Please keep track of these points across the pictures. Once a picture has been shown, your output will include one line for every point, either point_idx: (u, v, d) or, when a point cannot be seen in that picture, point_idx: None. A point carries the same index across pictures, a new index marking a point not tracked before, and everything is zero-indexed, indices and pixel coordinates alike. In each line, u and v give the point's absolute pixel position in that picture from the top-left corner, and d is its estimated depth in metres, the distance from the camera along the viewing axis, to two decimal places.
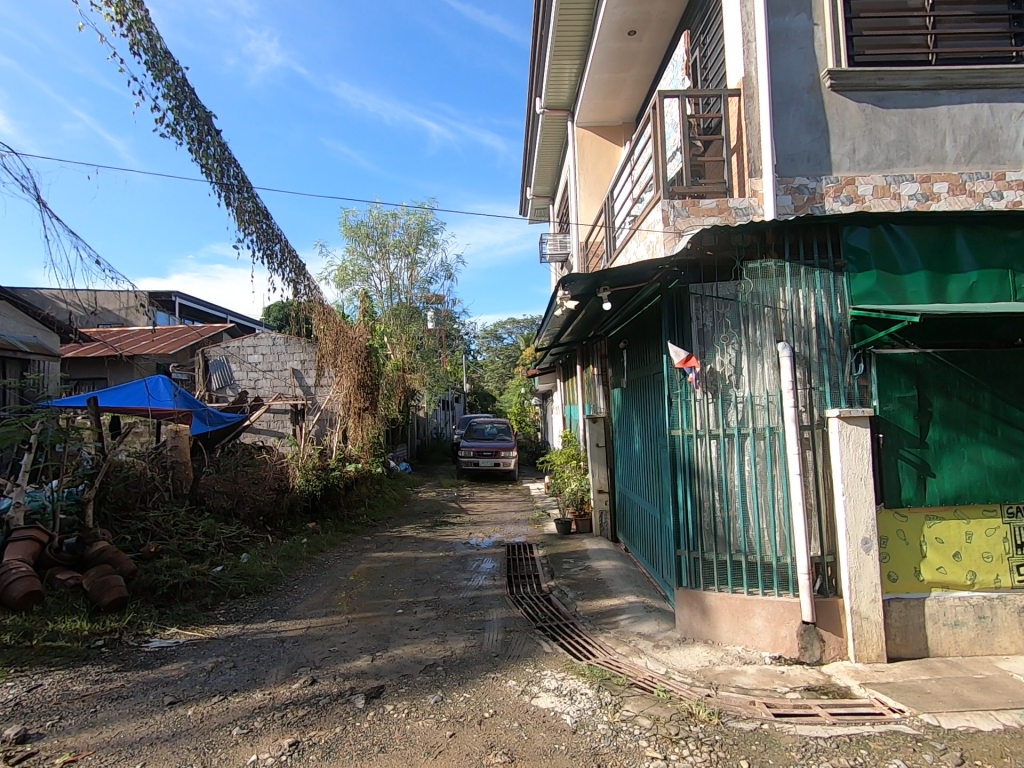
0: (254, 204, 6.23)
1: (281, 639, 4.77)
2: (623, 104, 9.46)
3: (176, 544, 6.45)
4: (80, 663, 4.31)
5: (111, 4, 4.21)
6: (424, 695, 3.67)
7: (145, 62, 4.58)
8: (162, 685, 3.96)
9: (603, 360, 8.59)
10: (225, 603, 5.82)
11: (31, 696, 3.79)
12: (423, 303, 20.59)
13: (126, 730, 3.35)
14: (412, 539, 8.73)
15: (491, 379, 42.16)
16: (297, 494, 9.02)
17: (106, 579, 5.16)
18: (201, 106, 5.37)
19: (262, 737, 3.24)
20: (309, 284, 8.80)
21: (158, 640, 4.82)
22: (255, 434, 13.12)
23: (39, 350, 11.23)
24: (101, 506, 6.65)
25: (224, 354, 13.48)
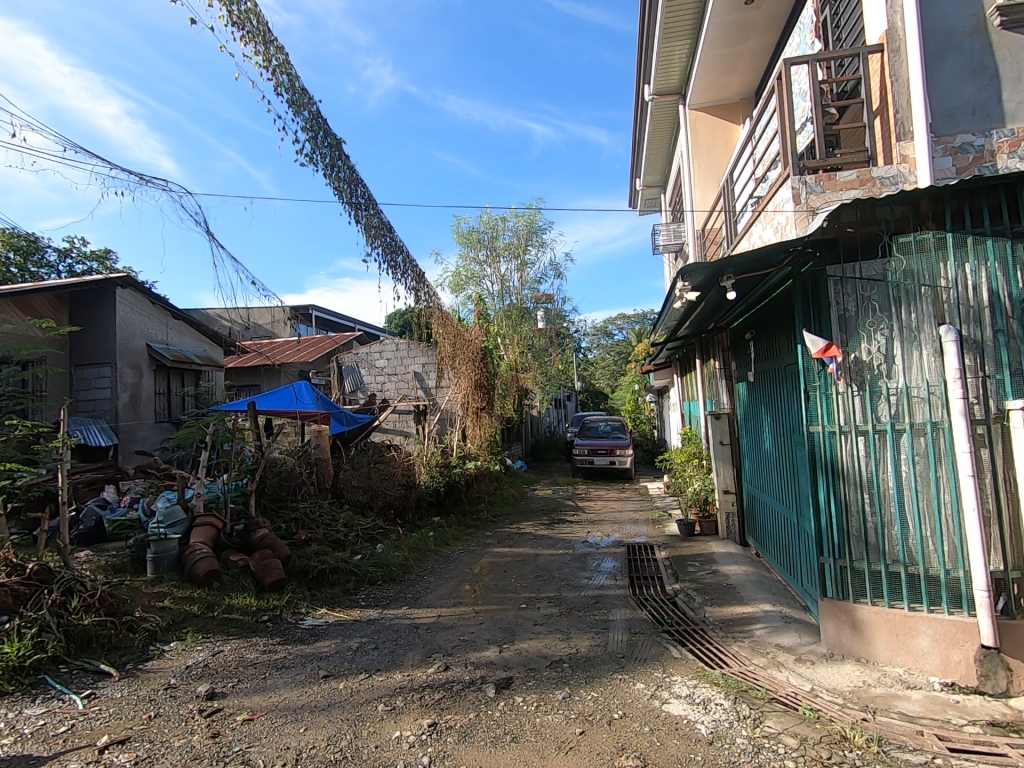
0: (378, 220, 6.71)
1: (415, 625, 5.08)
2: (740, 79, 8.87)
3: (322, 534, 7.13)
4: (251, 635, 4.92)
5: (258, 54, 4.75)
6: (552, 691, 3.71)
7: (286, 100, 5.11)
8: (317, 660, 4.41)
9: (725, 352, 8.11)
10: (365, 588, 6.32)
11: (215, 659, 4.40)
12: (533, 303, 20.83)
13: (289, 696, 3.77)
14: (531, 535, 8.88)
15: (602, 377, 41.60)
16: (424, 489, 9.57)
17: (268, 562, 5.88)
18: (332, 134, 5.86)
19: (404, 715, 3.47)
20: (428, 291, 9.29)
21: (312, 619, 5.37)
22: (383, 434, 14.11)
23: (208, 362, 13.02)
24: (261, 498, 7.57)
25: (355, 360, 14.66)
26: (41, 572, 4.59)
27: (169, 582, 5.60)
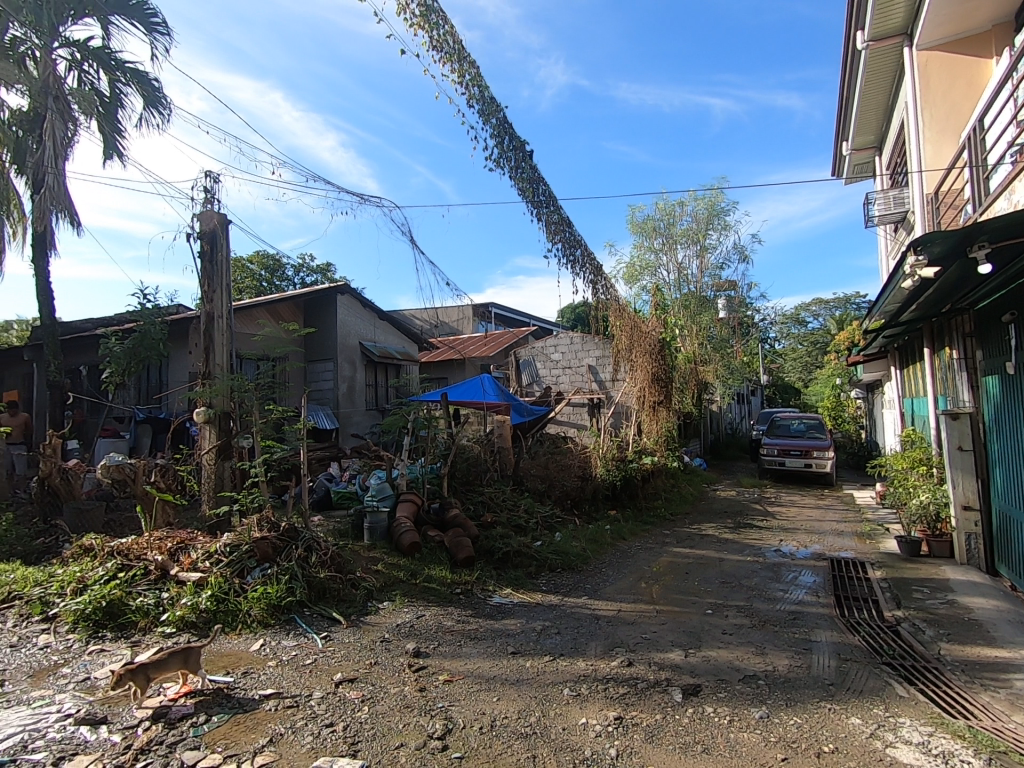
0: (558, 217, 6.86)
1: (596, 616, 5.12)
2: (992, 4, 6.99)
3: (505, 518, 7.56)
4: (447, 604, 5.42)
5: (455, 72, 5.14)
6: (747, 707, 3.45)
7: (478, 111, 5.46)
8: (505, 636, 4.68)
9: (967, 339, 6.68)
10: (546, 573, 6.55)
11: (419, 622, 4.95)
12: (714, 291, 19.47)
13: (482, 666, 4.07)
14: (714, 538, 8.35)
15: (792, 370, 37.32)
16: (600, 482, 9.58)
17: (460, 539, 6.43)
18: (517, 137, 6.10)
19: (590, 704, 3.51)
20: (604, 283, 9.25)
21: (499, 597, 5.72)
22: (558, 425, 14.44)
23: (406, 357, 14.61)
24: (452, 481, 8.28)
25: (531, 354, 15.21)
26: (290, 530, 5.60)
27: (381, 549, 6.44)
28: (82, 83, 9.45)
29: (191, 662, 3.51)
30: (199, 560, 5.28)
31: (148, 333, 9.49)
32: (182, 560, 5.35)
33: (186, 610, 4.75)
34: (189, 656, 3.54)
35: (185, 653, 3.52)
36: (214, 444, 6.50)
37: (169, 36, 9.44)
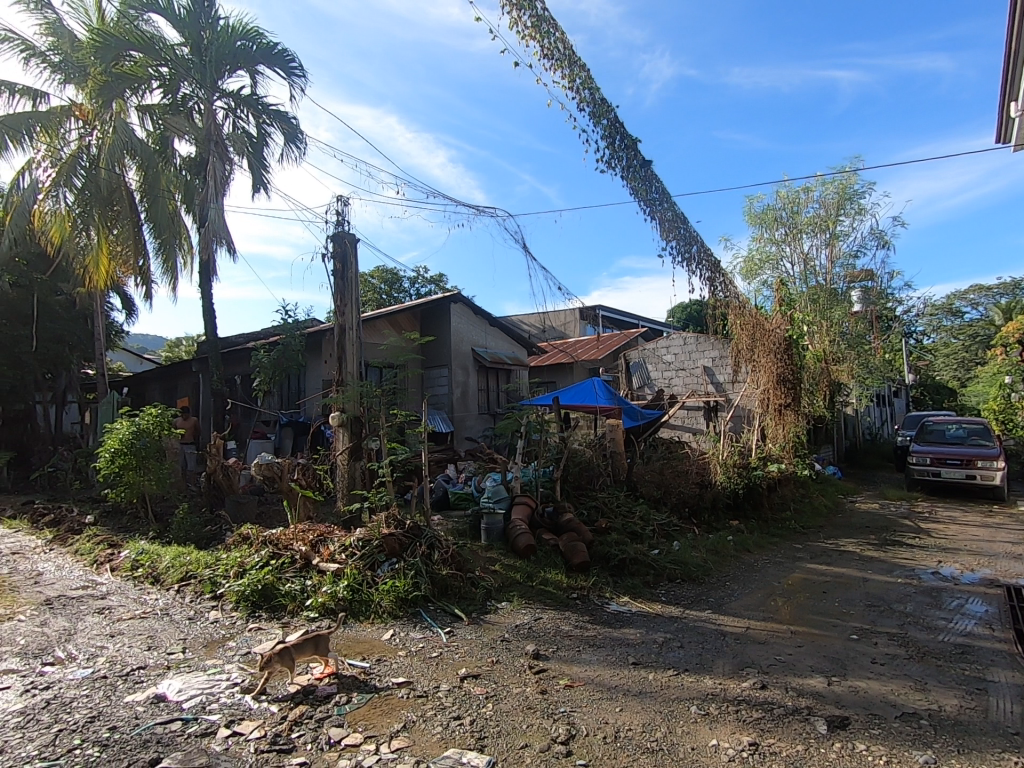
0: (673, 214, 6.62)
1: (722, 633, 4.84)
2: None
3: (620, 524, 7.41)
4: (564, 608, 5.41)
5: (566, 77, 5.16)
6: (908, 749, 3.06)
7: (589, 113, 5.44)
8: (625, 645, 4.58)
9: None
10: (665, 583, 6.31)
11: (537, 624, 4.99)
12: (847, 282, 17.65)
13: (603, 674, 4.01)
14: (855, 555, 7.55)
15: (945, 368, 32.78)
16: (720, 489, 9.07)
17: (575, 545, 6.40)
18: (628, 136, 5.99)
19: (720, 725, 3.32)
20: (723, 280, 8.76)
21: (616, 604, 5.61)
22: (671, 430, 13.90)
23: (516, 362, 14.89)
24: (565, 485, 8.27)
25: (642, 356, 14.79)
26: (414, 528, 5.93)
27: (497, 550, 6.60)
28: (236, 127, 10.79)
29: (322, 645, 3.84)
30: (336, 552, 5.75)
31: (288, 345, 10.70)
32: (322, 551, 5.86)
33: (327, 598, 5.20)
34: (321, 641, 3.89)
35: (316, 639, 3.86)
36: (346, 446, 7.04)
37: (305, 77, 10.50)
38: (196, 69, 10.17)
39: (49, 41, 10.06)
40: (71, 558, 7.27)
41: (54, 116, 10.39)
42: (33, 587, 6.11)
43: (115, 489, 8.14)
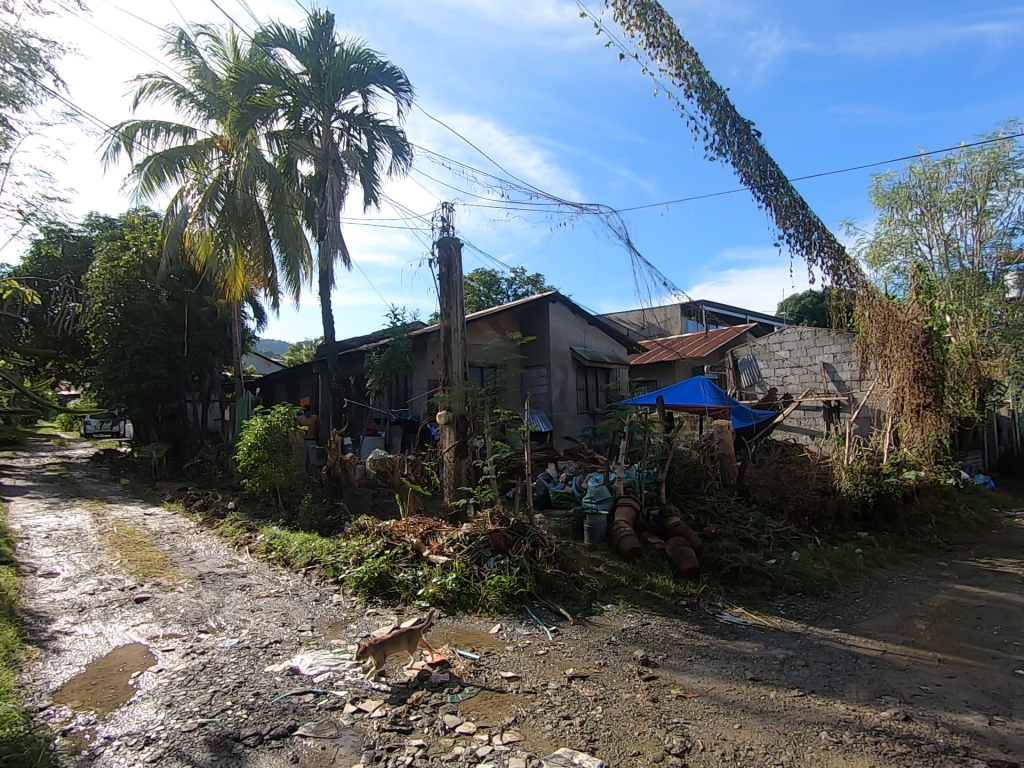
0: (791, 199, 6.15)
1: (854, 654, 4.41)
2: None
3: (732, 530, 7.01)
4: (673, 615, 5.22)
5: (673, 65, 4.98)
6: None
7: (697, 99, 5.20)
8: (742, 659, 4.32)
9: None
10: (784, 596, 5.89)
11: (645, 629, 4.86)
12: (1000, 265, 15.41)
13: (719, 688, 3.81)
14: (1016, 578, 6.56)
15: None
16: (845, 497, 8.30)
17: (683, 549, 6.18)
18: (741, 119, 5.64)
19: (856, 756, 3.03)
20: (848, 267, 8.00)
21: (730, 615, 5.32)
22: (786, 431, 12.95)
23: (617, 361, 14.61)
24: (671, 487, 8.00)
25: (752, 353, 13.91)
26: (519, 525, 6.00)
27: (601, 551, 6.53)
28: (350, 145, 11.59)
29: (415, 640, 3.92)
30: (445, 545, 5.98)
31: (398, 347, 11.26)
32: (431, 544, 6.12)
33: (437, 588, 5.42)
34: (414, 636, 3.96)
35: (410, 634, 3.94)
36: (453, 443, 7.30)
37: (411, 92, 11.06)
38: (316, 94, 11.06)
39: (196, 83, 11.39)
40: (218, 539, 8.21)
41: (200, 149, 11.75)
42: (189, 563, 6.98)
43: (251, 479, 9.07)
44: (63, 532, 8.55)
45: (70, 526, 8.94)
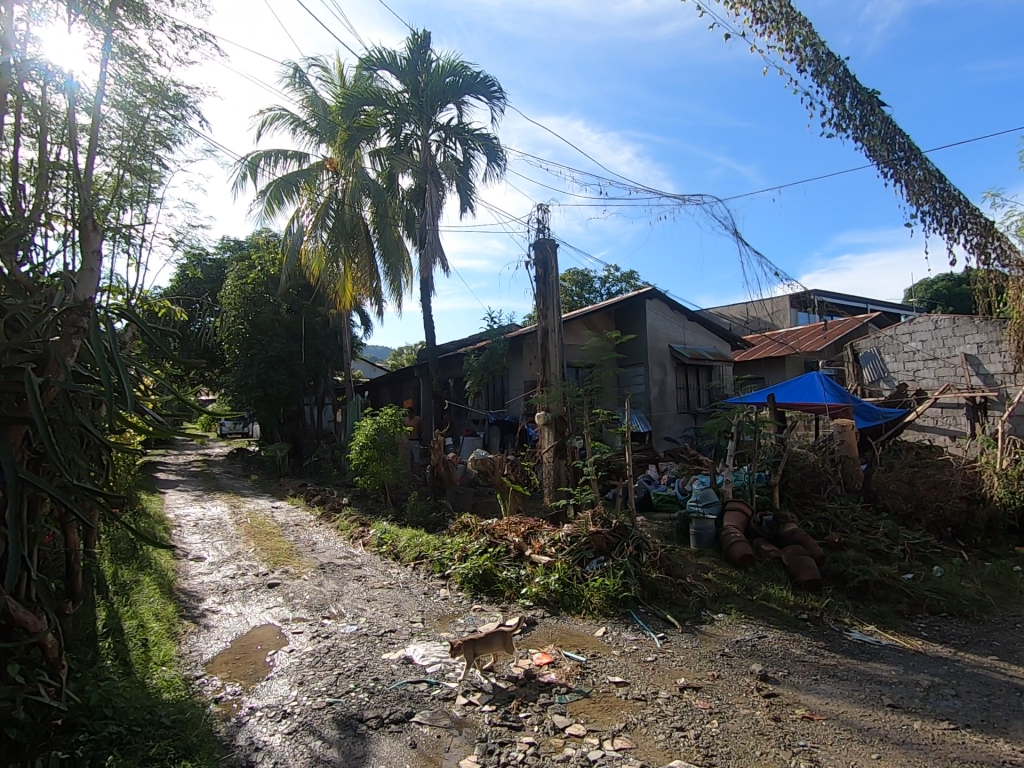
0: (925, 172, 5.50)
1: (1018, 688, 3.85)
2: None
3: (858, 540, 6.41)
4: (793, 629, 4.86)
5: (783, 39, 4.64)
6: None
7: (812, 73, 4.81)
8: (876, 682, 3.93)
9: None
10: (924, 616, 5.27)
11: (762, 642, 4.56)
12: None
13: (851, 712, 3.48)
14: None
15: None
16: (998, 507, 7.29)
17: (802, 559, 5.75)
18: (864, 89, 5.14)
19: None
20: (997, 244, 7.02)
21: (860, 633, 4.85)
22: (919, 432, 11.61)
23: (720, 358, 13.90)
24: (785, 492, 7.47)
25: (876, 345, 12.64)
26: (621, 527, 5.87)
27: (709, 557, 6.23)
28: (446, 156, 12.02)
29: (509, 644, 3.92)
30: (546, 545, 6.00)
31: (495, 350, 11.48)
32: (533, 543, 6.17)
33: (540, 588, 5.45)
34: (507, 639, 3.93)
35: (504, 636, 3.92)
36: (552, 444, 7.30)
37: (504, 98, 11.28)
38: (415, 110, 11.60)
39: (308, 110, 12.34)
40: (335, 532, 8.84)
41: (313, 172, 12.72)
42: (311, 553, 7.58)
43: (362, 477, 9.67)
44: (206, 521, 9.64)
45: (212, 516, 10.06)
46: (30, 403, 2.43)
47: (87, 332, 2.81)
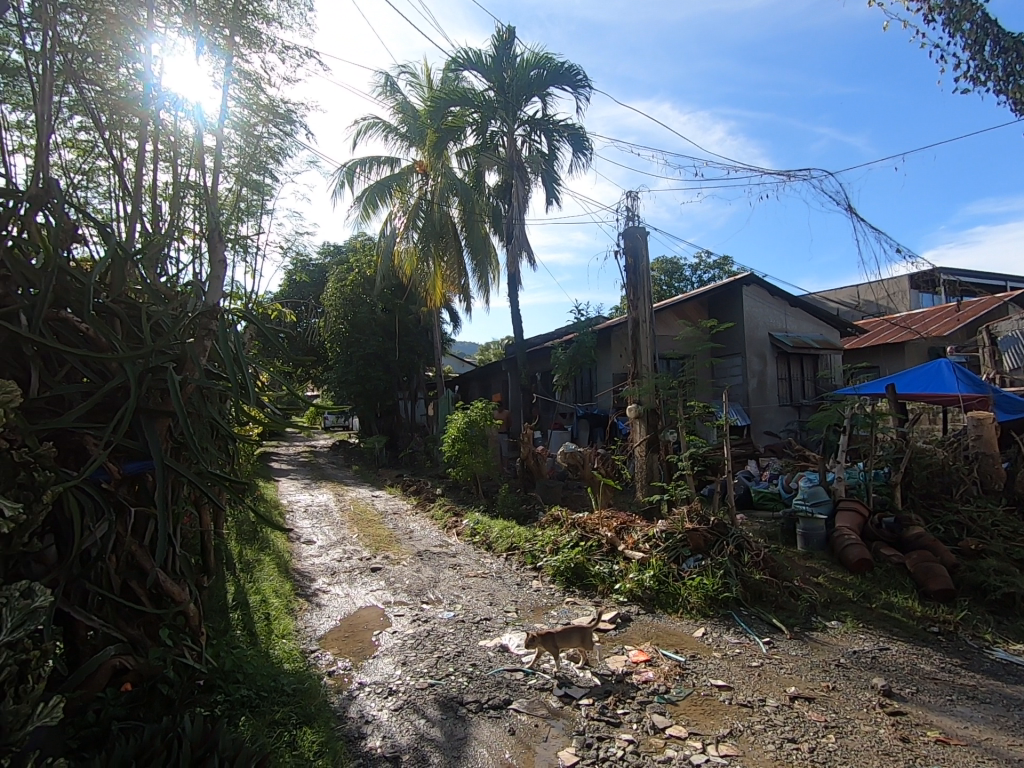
0: None
1: None
2: None
3: (1001, 547, 5.68)
4: (921, 643, 4.41)
5: None
6: None
7: (943, 23, 4.30)
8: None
9: None
10: None
11: (884, 655, 4.18)
12: None
13: (997, 740, 3.10)
14: None
15: None
16: None
17: (930, 567, 5.20)
18: (1008, 34, 4.51)
19: None
20: None
21: (1005, 652, 4.31)
22: None
23: (827, 346, 12.87)
24: (908, 492, 6.78)
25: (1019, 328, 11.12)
26: (720, 525, 5.61)
27: (820, 560, 5.81)
28: (532, 149, 12.04)
29: (588, 640, 3.89)
30: (640, 541, 5.85)
31: (582, 342, 11.38)
32: (626, 539, 6.05)
33: (634, 584, 5.34)
34: (586, 636, 3.90)
35: (583, 632, 3.90)
36: (644, 438, 7.10)
37: (590, 86, 11.10)
38: (501, 106, 11.71)
39: (399, 116, 12.84)
40: (430, 522, 9.20)
41: (404, 175, 13.20)
42: (409, 541, 7.94)
43: (455, 469, 9.97)
44: (315, 507, 10.41)
45: (320, 503, 10.84)
46: (173, 398, 2.73)
47: (216, 334, 3.13)
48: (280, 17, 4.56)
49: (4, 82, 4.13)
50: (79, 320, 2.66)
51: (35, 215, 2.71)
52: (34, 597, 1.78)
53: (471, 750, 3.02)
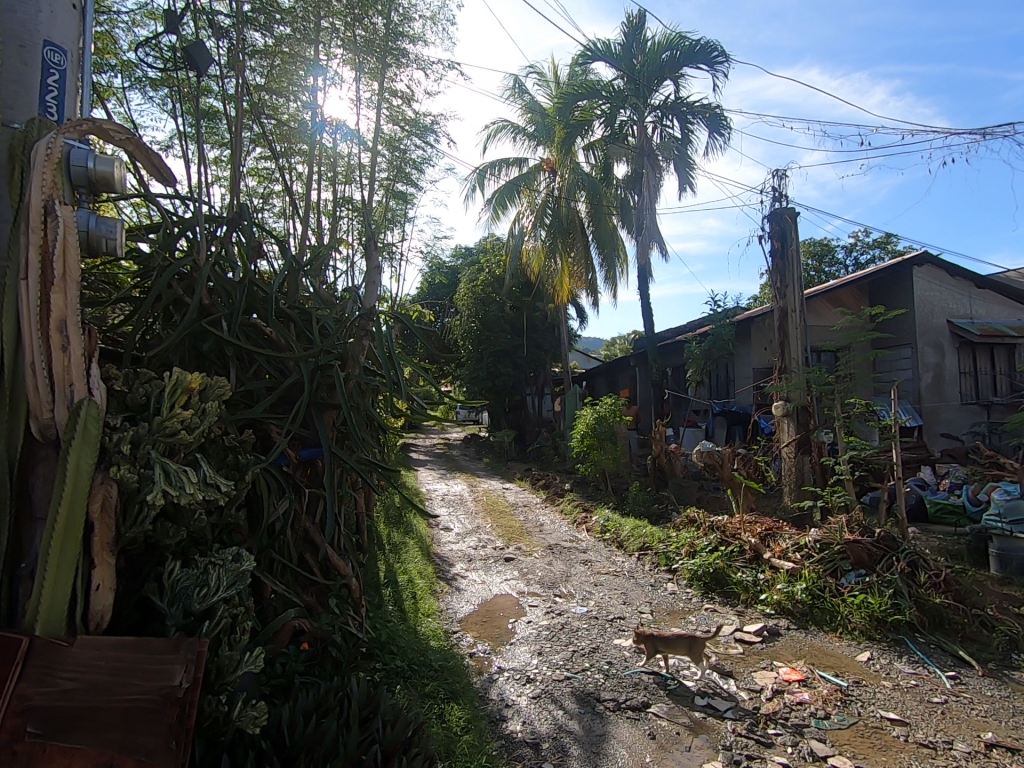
0: None
1: None
2: None
3: None
4: None
5: None
6: None
7: None
8: None
9: None
10: None
11: None
12: None
13: None
14: None
15: None
16: None
17: None
18: None
19: None
20: None
21: None
22: None
23: None
24: None
25: None
26: (888, 538, 4.97)
27: (1021, 588, 4.92)
28: (664, 135, 11.60)
29: (696, 650, 3.65)
30: (789, 550, 5.37)
31: (719, 335, 10.73)
32: (773, 546, 5.59)
33: (783, 597, 4.93)
34: (693, 645, 3.69)
35: (690, 640, 3.69)
36: (793, 438, 6.53)
37: (727, 61, 10.41)
38: (631, 94, 11.42)
39: (528, 117, 13.06)
40: (560, 516, 9.28)
41: (531, 175, 13.41)
42: (540, 533, 8.09)
43: (584, 465, 9.94)
44: (451, 496, 11.02)
45: (455, 492, 11.47)
46: (339, 392, 3.04)
47: (373, 335, 3.42)
48: (424, 36, 4.86)
49: (206, 126, 4.89)
50: (265, 325, 3.05)
51: (231, 235, 3.15)
52: (241, 561, 2.09)
53: (611, 748, 3.00)
